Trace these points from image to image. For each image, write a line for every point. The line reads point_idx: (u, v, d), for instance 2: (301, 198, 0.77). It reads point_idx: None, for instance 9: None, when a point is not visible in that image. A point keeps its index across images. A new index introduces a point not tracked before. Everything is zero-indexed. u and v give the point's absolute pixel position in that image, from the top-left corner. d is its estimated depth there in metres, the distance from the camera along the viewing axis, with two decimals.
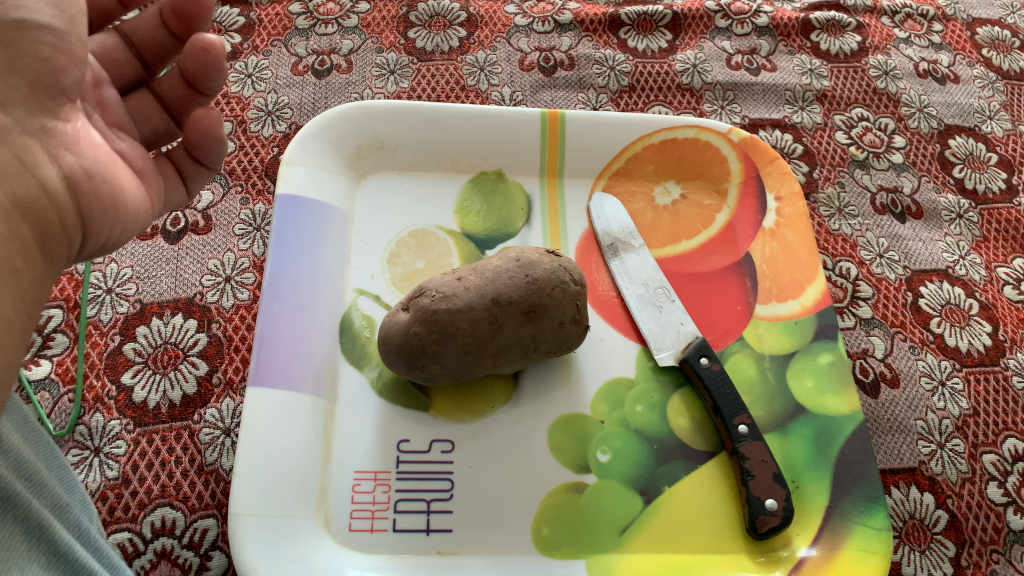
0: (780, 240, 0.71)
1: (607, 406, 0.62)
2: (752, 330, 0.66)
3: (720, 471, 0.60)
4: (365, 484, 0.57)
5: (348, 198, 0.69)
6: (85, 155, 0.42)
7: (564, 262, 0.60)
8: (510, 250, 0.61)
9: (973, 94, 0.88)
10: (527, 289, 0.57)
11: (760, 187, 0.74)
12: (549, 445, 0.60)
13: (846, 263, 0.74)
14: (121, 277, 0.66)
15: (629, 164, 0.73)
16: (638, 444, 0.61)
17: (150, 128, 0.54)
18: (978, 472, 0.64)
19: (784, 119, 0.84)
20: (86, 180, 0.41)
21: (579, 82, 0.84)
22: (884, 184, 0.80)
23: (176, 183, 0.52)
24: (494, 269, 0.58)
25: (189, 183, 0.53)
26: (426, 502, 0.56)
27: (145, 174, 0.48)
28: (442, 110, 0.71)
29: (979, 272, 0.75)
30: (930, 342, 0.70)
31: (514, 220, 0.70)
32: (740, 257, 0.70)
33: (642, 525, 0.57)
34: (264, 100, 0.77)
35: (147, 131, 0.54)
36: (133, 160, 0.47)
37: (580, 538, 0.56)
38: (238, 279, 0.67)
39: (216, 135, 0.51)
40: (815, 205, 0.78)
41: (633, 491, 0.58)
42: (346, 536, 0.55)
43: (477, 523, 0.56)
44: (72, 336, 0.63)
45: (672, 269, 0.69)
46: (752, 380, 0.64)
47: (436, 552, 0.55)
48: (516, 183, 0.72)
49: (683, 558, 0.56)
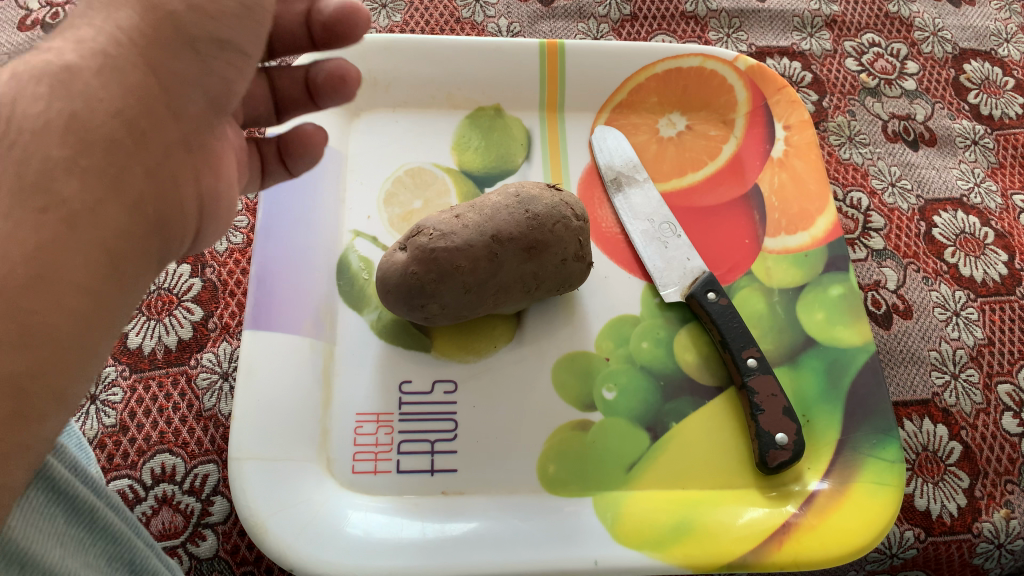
0: (788, 169, 0.68)
1: (613, 342, 0.61)
2: (761, 264, 0.65)
3: (728, 406, 0.59)
4: (367, 426, 0.56)
5: (342, 138, 0.67)
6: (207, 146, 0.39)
7: (567, 197, 0.58)
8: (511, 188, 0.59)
9: (989, 16, 0.84)
10: (527, 225, 0.55)
11: (768, 116, 0.71)
12: (554, 383, 0.59)
13: (857, 193, 0.72)
14: None
15: (632, 95, 0.70)
16: (645, 380, 0.59)
17: (251, 111, 0.50)
18: (993, 403, 0.63)
19: (793, 47, 0.81)
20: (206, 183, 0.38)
21: (579, 11, 0.81)
22: (896, 111, 0.77)
23: (255, 177, 0.50)
24: (491, 206, 0.56)
25: (264, 182, 0.51)
26: (430, 442, 0.56)
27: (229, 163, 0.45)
28: (436, 43, 0.68)
29: (994, 200, 0.72)
30: (943, 273, 0.68)
31: (514, 155, 0.68)
32: (748, 189, 0.68)
33: (650, 462, 0.56)
34: None
35: (247, 113, 0.50)
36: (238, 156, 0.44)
37: (586, 475, 0.55)
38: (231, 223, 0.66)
39: (317, 151, 0.51)
40: (824, 134, 0.75)
41: (640, 427, 0.57)
42: (349, 478, 0.54)
43: (483, 462, 0.55)
44: None
45: (678, 202, 0.67)
46: (760, 314, 0.62)
47: (440, 492, 0.54)
48: (516, 118, 0.70)
49: (691, 494, 0.55)
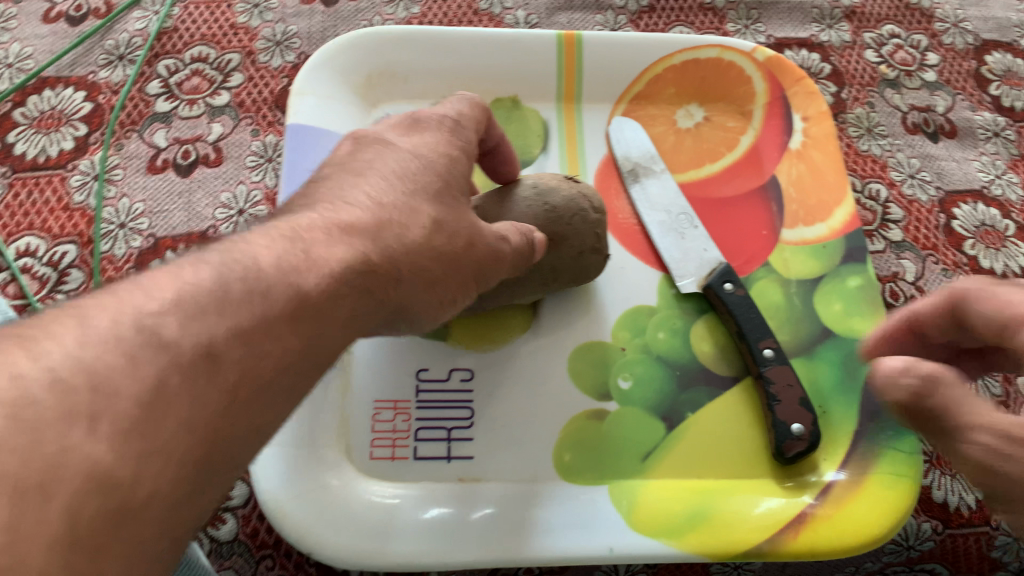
0: (807, 160, 0.68)
1: (629, 333, 0.61)
2: (778, 256, 0.64)
3: (744, 396, 0.58)
4: (386, 413, 0.56)
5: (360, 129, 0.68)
6: (415, 245, 0.40)
7: (584, 189, 0.58)
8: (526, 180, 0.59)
9: (1011, 7, 0.83)
10: (545, 218, 0.55)
11: (787, 107, 0.71)
12: (570, 373, 0.59)
13: (875, 185, 0.72)
14: (133, 211, 0.65)
15: (649, 86, 0.70)
16: (661, 370, 0.59)
17: None
18: (1013, 395, 0.62)
19: (811, 38, 0.80)
20: (413, 276, 0.41)
21: (596, 3, 0.81)
22: (916, 102, 0.76)
23: None
24: (509, 198, 0.56)
25: None
26: (447, 430, 0.56)
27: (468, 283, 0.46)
28: (454, 34, 0.68)
29: (1015, 192, 0.72)
30: (963, 265, 0.68)
31: (531, 146, 0.68)
32: (766, 180, 0.68)
33: (666, 452, 0.56)
34: (272, 29, 0.74)
35: None
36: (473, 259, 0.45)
37: (602, 464, 0.55)
38: (252, 212, 0.65)
39: None
40: (843, 125, 0.75)
41: (656, 417, 0.58)
42: (368, 465, 0.55)
43: (499, 450, 0.56)
44: (87, 272, 0.62)
45: (695, 193, 0.67)
46: (777, 306, 0.62)
47: (457, 479, 0.55)
48: (533, 109, 0.70)
49: (707, 484, 0.55)
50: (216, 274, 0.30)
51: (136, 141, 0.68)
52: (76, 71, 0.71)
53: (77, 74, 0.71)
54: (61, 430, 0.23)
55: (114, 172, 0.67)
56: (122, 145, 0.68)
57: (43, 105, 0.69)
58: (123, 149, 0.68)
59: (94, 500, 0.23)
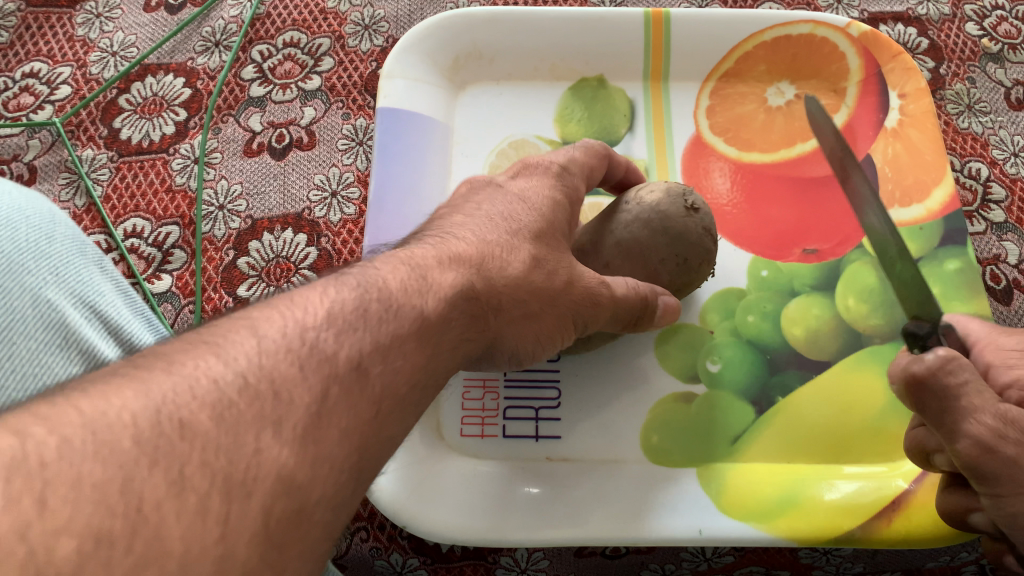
0: (903, 139, 0.66)
1: (718, 316, 0.60)
2: (872, 237, 0.62)
3: (836, 379, 0.57)
4: (475, 391, 0.57)
5: (448, 110, 0.69)
6: (516, 278, 0.43)
7: (704, 216, 0.53)
8: (641, 201, 0.53)
9: None
10: (635, 262, 0.52)
11: (882, 85, 0.68)
12: (657, 356, 0.59)
13: (975, 164, 0.69)
14: (232, 193, 0.68)
15: (739, 64, 0.69)
16: (751, 354, 0.59)
17: None
18: None
19: (907, 12, 0.77)
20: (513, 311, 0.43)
21: None
22: (1021, 77, 0.73)
23: None
24: (639, 245, 0.52)
25: None
26: (534, 409, 0.57)
27: (591, 324, 0.47)
28: (540, 13, 0.68)
29: None
30: None
31: (617, 127, 0.68)
32: (861, 160, 0.66)
33: (757, 434, 0.56)
34: (361, 14, 0.75)
35: None
36: (594, 312, 0.47)
37: (690, 447, 0.55)
38: (344, 193, 0.67)
39: None
40: (941, 102, 0.72)
41: (746, 401, 0.57)
42: (458, 441, 0.56)
43: (588, 430, 0.56)
44: (190, 252, 0.66)
45: (786, 173, 0.65)
46: (871, 289, 0.60)
47: (545, 457, 0.55)
48: (619, 89, 0.69)
49: (797, 468, 0.55)
50: (346, 307, 0.34)
51: (233, 125, 0.70)
52: (176, 58, 0.74)
53: (177, 61, 0.74)
54: (255, 432, 0.26)
55: (213, 155, 0.69)
56: (219, 129, 0.70)
57: (146, 91, 0.72)
58: (221, 133, 0.70)
59: (279, 506, 0.26)
